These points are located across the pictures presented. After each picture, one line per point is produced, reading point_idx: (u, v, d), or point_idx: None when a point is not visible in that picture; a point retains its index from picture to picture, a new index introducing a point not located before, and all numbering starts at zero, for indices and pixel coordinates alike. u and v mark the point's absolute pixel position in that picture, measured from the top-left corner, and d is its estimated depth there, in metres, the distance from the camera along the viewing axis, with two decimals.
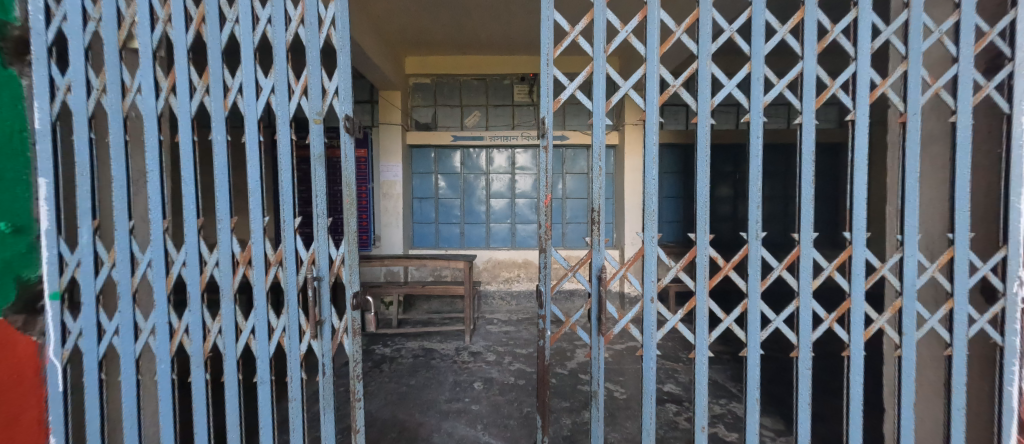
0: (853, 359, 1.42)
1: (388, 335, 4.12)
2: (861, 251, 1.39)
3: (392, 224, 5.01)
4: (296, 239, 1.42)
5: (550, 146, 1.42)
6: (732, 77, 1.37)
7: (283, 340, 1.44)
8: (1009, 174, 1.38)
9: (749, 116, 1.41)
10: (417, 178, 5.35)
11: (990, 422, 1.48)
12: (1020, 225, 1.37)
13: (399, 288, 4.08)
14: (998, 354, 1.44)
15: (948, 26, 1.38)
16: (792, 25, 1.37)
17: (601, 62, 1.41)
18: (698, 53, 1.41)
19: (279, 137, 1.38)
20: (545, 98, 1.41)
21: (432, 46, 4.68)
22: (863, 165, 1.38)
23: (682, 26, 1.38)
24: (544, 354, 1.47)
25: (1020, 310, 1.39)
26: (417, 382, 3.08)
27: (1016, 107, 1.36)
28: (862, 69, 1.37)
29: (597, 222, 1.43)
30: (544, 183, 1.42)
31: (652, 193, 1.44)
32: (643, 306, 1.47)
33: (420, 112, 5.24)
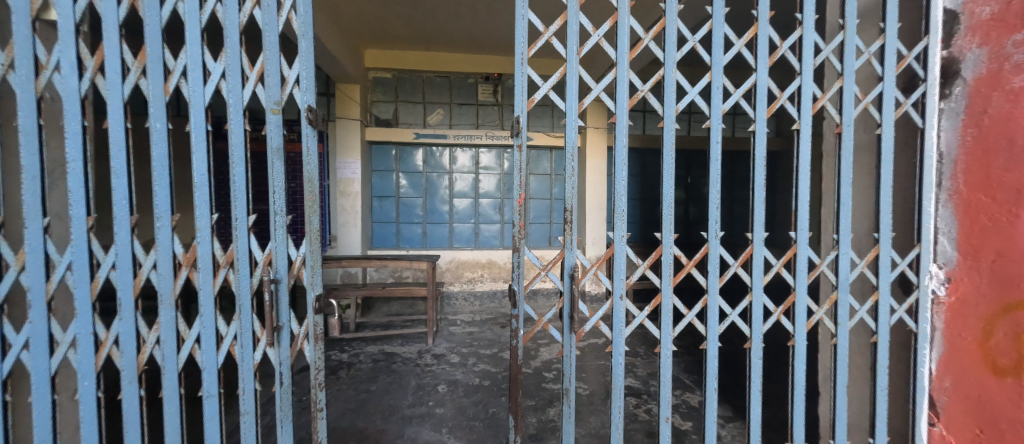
0: (797, 349, 1.54)
1: (346, 340, 4.03)
2: (804, 249, 1.50)
3: (348, 224, 4.88)
4: (249, 238, 1.38)
5: (523, 146, 1.45)
6: (695, 84, 1.44)
7: (233, 348, 1.39)
8: (923, 181, 1.54)
9: (710, 123, 1.49)
10: (377, 175, 5.25)
11: (905, 401, 1.64)
12: (931, 225, 1.53)
13: (357, 290, 3.98)
14: (913, 339, 1.61)
15: (875, 49, 1.52)
16: (747, 38, 1.47)
17: (574, 64, 1.45)
18: (665, 61, 1.48)
19: (231, 127, 1.33)
20: (519, 98, 1.43)
21: (393, 40, 4.64)
22: (807, 169, 1.49)
23: (650, 33, 1.45)
24: (517, 353, 1.50)
25: (932, 300, 1.55)
26: (378, 388, 3.04)
27: (928, 123, 1.53)
28: (806, 83, 1.48)
29: (569, 222, 1.47)
30: (517, 183, 1.45)
31: (622, 194, 1.49)
32: (613, 303, 1.53)
33: (380, 108, 5.17)
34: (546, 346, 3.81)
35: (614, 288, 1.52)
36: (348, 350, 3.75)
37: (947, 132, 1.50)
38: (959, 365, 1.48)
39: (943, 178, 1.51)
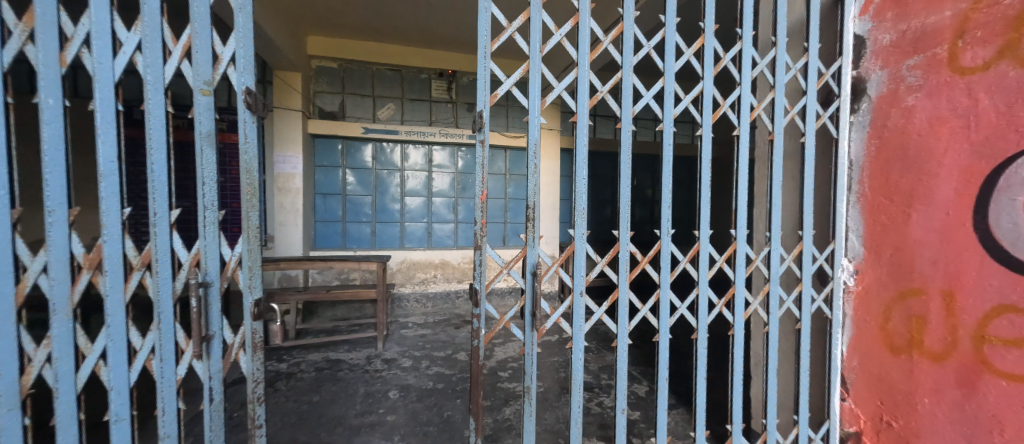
0: (736, 338, 1.66)
1: (286, 348, 3.86)
2: (743, 246, 1.61)
3: (288, 223, 4.67)
4: (172, 235, 1.28)
5: (486, 142, 1.46)
6: (650, 88, 1.51)
7: (150, 364, 1.28)
8: (836, 185, 1.75)
9: (663, 125, 1.57)
10: (321, 171, 5.06)
11: (822, 382, 1.83)
12: (844, 224, 1.75)
13: (298, 295, 3.83)
14: (828, 325, 1.80)
15: (800, 65, 1.67)
16: (695, 48, 1.56)
17: (537, 61, 1.48)
18: (622, 64, 1.55)
19: (150, 107, 1.23)
20: (481, 93, 1.45)
21: (340, 28, 4.53)
22: (744, 172, 1.61)
23: (609, 36, 1.51)
24: (479, 352, 1.52)
25: (845, 290, 1.77)
26: (323, 398, 2.95)
27: (841, 132, 1.73)
28: (745, 93, 1.60)
29: (532, 219, 1.51)
30: (480, 180, 1.47)
31: (582, 193, 1.55)
32: (573, 300, 1.58)
33: (325, 100, 4.96)
34: (500, 346, 3.85)
35: (574, 285, 1.58)
36: (288, 360, 3.59)
37: (856, 142, 1.73)
38: (865, 346, 1.72)
39: (854, 182, 1.74)
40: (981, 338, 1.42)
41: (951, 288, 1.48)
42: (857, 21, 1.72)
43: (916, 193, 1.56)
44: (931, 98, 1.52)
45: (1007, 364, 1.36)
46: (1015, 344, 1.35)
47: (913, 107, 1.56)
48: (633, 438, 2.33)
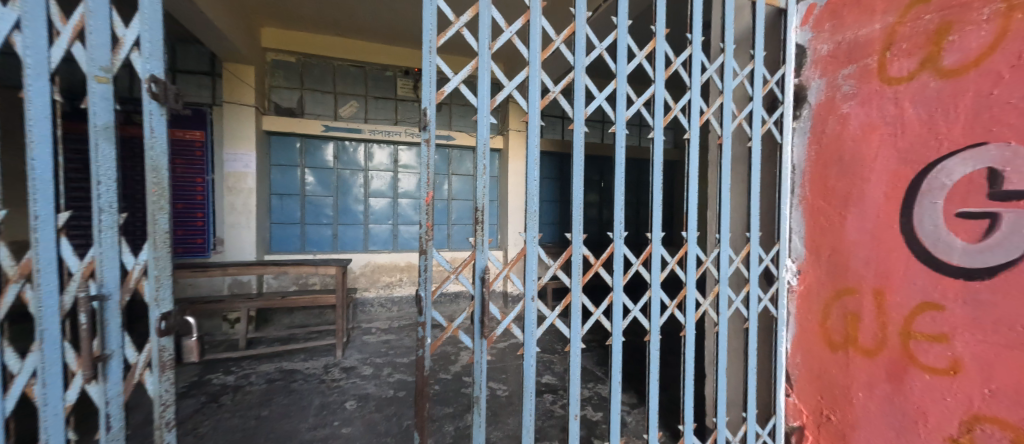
0: (687, 338, 1.71)
1: (234, 359, 3.67)
2: (693, 248, 1.66)
3: (239, 224, 4.43)
4: (61, 242, 1.13)
5: (431, 141, 1.44)
6: (602, 90, 1.53)
7: (32, 389, 1.12)
8: (780, 188, 1.84)
9: (615, 127, 1.61)
10: (278, 170, 4.86)
11: (768, 377, 1.92)
12: (788, 226, 1.85)
13: (249, 302, 3.65)
14: (774, 323, 1.89)
15: (747, 72, 1.75)
16: (647, 51, 1.60)
17: (486, 58, 1.47)
18: (575, 65, 1.56)
19: (29, 94, 1.07)
20: (427, 90, 1.41)
21: (295, 20, 4.35)
22: (695, 175, 1.67)
23: (561, 36, 1.51)
24: (424, 363, 1.49)
25: (788, 289, 1.87)
26: (273, 412, 2.81)
27: (784, 137, 1.83)
28: (695, 98, 1.64)
29: (480, 222, 1.48)
30: (426, 181, 1.46)
31: (534, 195, 1.55)
32: (525, 304, 1.57)
33: (282, 95, 4.79)
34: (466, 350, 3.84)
35: (526, 289, 1.57)
36: (235, 372, 3.42)
37: (798, 148, 1.83)
38: (807, 342, 1.81)
39: (796, 186, 1.84)
40: (908, 334, 1.52)
41: (881, 286, 1.59)
42: (799, 30, 1.82)
43: (852, 197, 1.66)
44: (864, 105, 1.63)
45: (931, 358, 1.47)
46: (937, 339, 1.45)
47: (847, 114, 1.67)
48: (594, 438, 2.36)
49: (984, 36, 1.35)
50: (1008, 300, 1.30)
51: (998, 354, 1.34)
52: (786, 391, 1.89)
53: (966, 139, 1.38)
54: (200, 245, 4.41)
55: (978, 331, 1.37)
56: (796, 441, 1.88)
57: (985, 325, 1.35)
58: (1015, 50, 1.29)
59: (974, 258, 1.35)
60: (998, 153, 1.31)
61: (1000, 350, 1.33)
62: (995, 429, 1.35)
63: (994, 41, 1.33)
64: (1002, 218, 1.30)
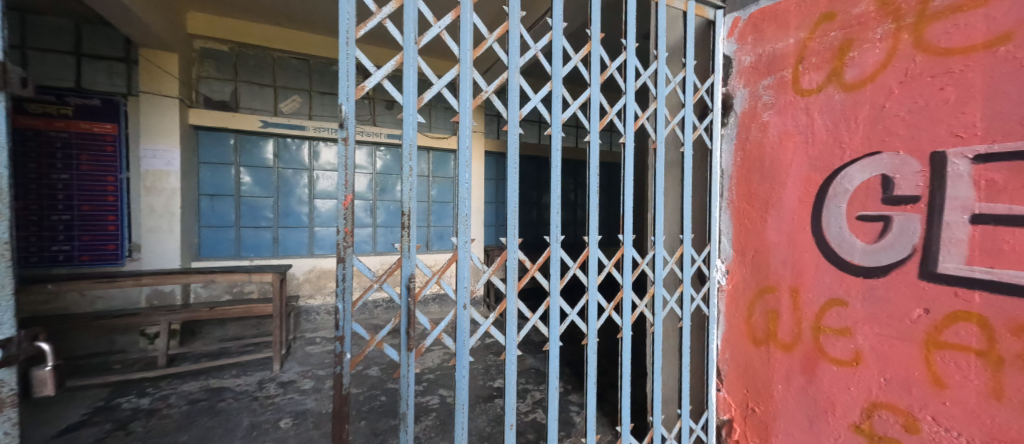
0: (624, 340, 1.77)
1: (151, 379, 3.36)
2: (631, 251, 1.75)
3: (160, 228, 4.10)
4: None
5: (350, 139, 1.37)
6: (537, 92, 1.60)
7: None
8: (711, 192, 1.95)
9: (551, 128, 1.68)
10: (208, 168, 4.52)
11: (701, 372, 2.02)
12: (717, 228, 1.95)
13: (170, 315, 3.36)
14: (706, 321, 1.99)
15: (679, 80, 1.83)
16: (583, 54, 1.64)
17: (412, 53, 1.45)
18: (509, 64, 1.68)
19: None
20: (344, 84, 1.36)
21: (228, 6, 4.09)
22: (631, 179, 1.72)
23: (493, 34, 1.63)
24: (342, 380, 1.43)
25: (718, 288, 1.97)
26: (194, 437, 2.60)
27: (713, 143, 1.93)
28: (629, 102, 1.71)
29: (406, 227, 1.47)
30: (344, 182, 1.37)
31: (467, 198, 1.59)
32: (458, 312, 1.63)
33: (212, 87, 4.43)
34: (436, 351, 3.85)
35: (458, 297, 1.63)
36: (151, 394, 3.12)
37: (726, 154, 1.93)
38: (734, 338, 1.93)
39: (724, 191, 1.95)
40: (820, 329, 1.66)
41: (797, 284, 1.72)
42: (726, 41, 1.93)
43: (771, 201, 1.79)
44: (780, 114, 1.76)
45: (838, 351, 1.62)
46: (842, 333, 1.60)
47: (767, 122, 1.79)
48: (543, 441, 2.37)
49: (878, 54, 1.51)
50: (899, 295, 1.45)
51: (893, 345, 1.48)
52: (716, 386, 1.99)
53: (864, 147, 1.53)
54: (112, 252, 4.02)
55: (876, 325, 1.52)
56: (727, 435, 1.98)
57: (881, 319, 1.51)
58: (902, 68, 1.46)
59: (872, 258, 1.50)
60: (889, 161, 1.47)
61: (893, 342, 1.48)
62: (890, 415, 1.50)
63: (885, 59, 1.49)
64: (892, 221, 1.45)
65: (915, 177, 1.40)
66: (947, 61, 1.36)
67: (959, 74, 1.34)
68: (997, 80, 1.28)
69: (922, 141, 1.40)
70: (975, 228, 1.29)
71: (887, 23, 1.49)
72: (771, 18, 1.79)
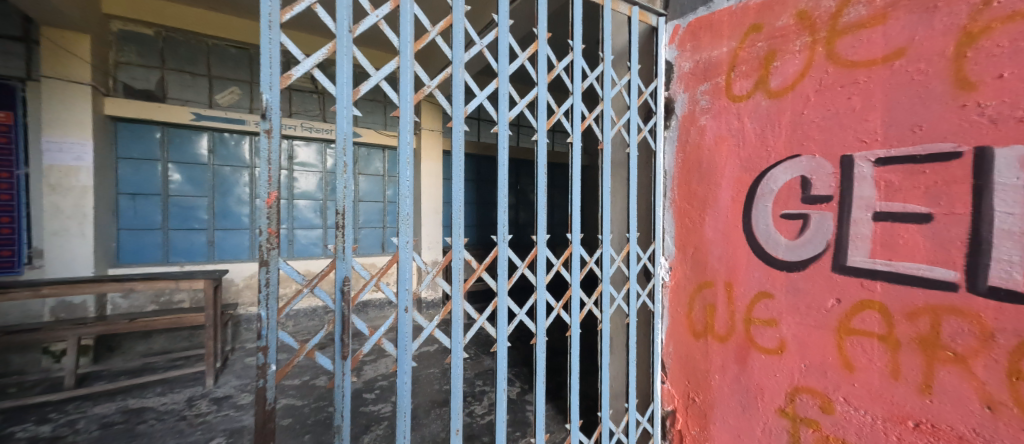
0: (574, 338, 1.90)
1: (56, 402, 3.02)
2: (578, 249, 1.89)
3: (65, 231, 3.74)
4: None
5: (273, 131, 1.30)
6: (483, 91, 1.87)
7: None
8: (655, 192, 2.03)
9: (498, 126, 1.93)
10: (126, 163, 4.34)
11: (648, 367, 2.10)
12: (661, 227, 2.04)
13: (81, 329, 3.02)
14: (651, 317, 2.06)
15: (624, 82, 1.90)
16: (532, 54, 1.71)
17: (346, 42, 1.42)
18: (454, 60, 1.77)
19: None
20: (265, 70, 1.29)
21: None
22: (578, 182, 1.90)
23: (437, 29, 1.67)
24: (266, 393, 1.35)
25: (663, 285, 2.05)
26: None
27: (656, 144, 2.02)
28: (577, 103, 1.87)
29: (340, 227, 1.44)
30: (270, 179, 1.31)
31: (407, 198, 1.59)
32: (398, 316, 1.63)
33: (133, 75, 4.26)
34: (383, 359, 3.71)
35: (399, 300, 1.62)
36: (55, 419, 2.80)
37: (668, 155, 2.02)
38: (677, 332, 2.01)
39: (667, 190, 2.03)
40: (749, 321, 1.77)
41: (731, 279, 1.82)
42: (668, 47, 2.02)
43: (708, 200, 1.88)
44: (717, 118, 1.86)
45: (765, 340, 1.73)
46: (769, 324, 1.72)
47: (705, 126, 1.89)
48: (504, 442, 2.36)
49: (797, 64, 1.64)
50: (819, 287, 1.57)
51: (813, 334, 1.61)
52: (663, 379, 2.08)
53: (786, 151, 1.66)
54: (8, 259, 3.67)
55: (798, 315, 1.64)
56: (671, 425, 2.07)
57: (802, 309, 1.63)
58: (818, 78, 1.59)
59: (794, 253, 1.63)
60: (807, 163, 1.60)
61: (813, 330, 1.60)
62: (810, 398, 1.63)
63: (804, 68, 1.62)
64: (811, 219, 1.58)
65: (829, 178, 1.54)
66: (853, 72, 1.50)
67: (865, 85, 1.48)
68: (895, 91, 1.42)
69: (835, 145, 1.53)
70: (877, 224, 1.44)
71: (806, 36, 1.62)
72: (706, 27, 1.89)
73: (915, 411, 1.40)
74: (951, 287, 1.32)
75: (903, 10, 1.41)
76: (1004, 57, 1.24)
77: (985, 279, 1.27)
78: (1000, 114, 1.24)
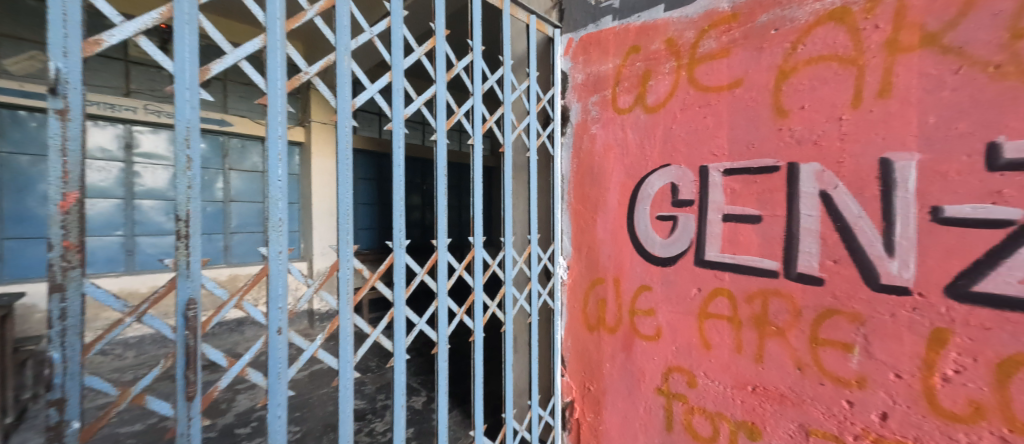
0: (476, 343, 1.94)
1: None
2: (480, 251, 1.91)
3: None
4: None
5: (70, 112, 1.04)
6: (373, 83, 1.77)
7: None
8: (555, 194, 2.25)
9: (393, 124, 1.91)
10: None
11: (548, 361, 2.32)
12: (559, 229, 2.26)
13: None
14: (552, 315, 2.30)
15: (524, 88, 2.05)
16: (427, 49, 1.90)
17: (191, 7, 1.22)
18: (337, 46, 1.64)
19: None
20: (54, 28, 1.03)
21: None
22: (479, 179, 1.98)
23: (316, 9, 1.53)
24: None
25: (562, 283, 2.28)
26: None
27: (554, 149, 2.24)
28: (477, 103, 1.90)
29: (184, 237, 1.23)
30: (65, 176, 1.05)
31: (280, 199, 1.41)
32: (268, 339, 1.43)
33: None
34: (243, 393, 3.35)
35: (268, 323, 1.43)
36: None
37: (564, 159, 2.25)
38: (575, 328, 2.23)
39: (565, 193, 2.25)
40: (634, 312, 2.01)
41: (619, 274, 2.06)
42: (563, 58, 2.25)
43: (597, 205, 2.13)
44: (605, 127, 2.11)
45: (646, 328, 1.98)
46: (648, 313, 1.96)
47: (595, 134, 2.14)
48: None
49: (667, 84, 1.90)
50: (685, 278, 1.84)
51: (681, 320, 1.86)
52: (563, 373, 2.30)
53: (660, 160, 1.92)
54: None
55: (670, 304, 1.89)
56: (570, 415, 2.29)
57: (673, 299, 1.88)
58: (682, 99, 1.85)
59: (668, 249, 1.89)
60: (675, 171, 1.86)
61: (681, 316, 1.86)
62: (680, 376, 1.89)
63: (672, 89, 1.88)
64: (679, 220, 1.84)
65: (691, 185, 1.81)
66: (707, 96, 1.79)
67: (716, 107, 1.77)
68: (736, 113, 1.72)
69: (695, 158, 1.81)
70: (726, 224, 1.73)
71: (672, 61, 1.88)
72: (595, 43, 2.13)
73: (753, 377, 1.70)
74: (773, 275, 1.63)
75: (741, 47, 1.71)
76: (805, 92, 1.57)
77: (795, 266, 1.58)
78: (803, 136, 1.56)
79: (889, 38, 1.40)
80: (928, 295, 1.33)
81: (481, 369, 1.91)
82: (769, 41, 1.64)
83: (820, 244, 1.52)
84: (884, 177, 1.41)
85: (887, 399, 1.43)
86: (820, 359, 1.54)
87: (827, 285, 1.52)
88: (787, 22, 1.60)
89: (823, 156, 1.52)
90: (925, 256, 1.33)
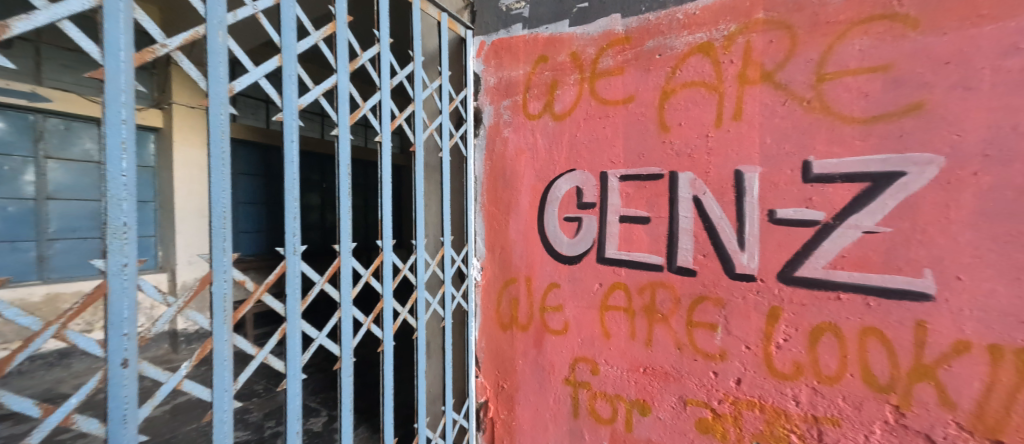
0: (386, 353, 1.83)
1: None
2: (389, 256, 1.81)
3: None
4: None
5: None
6: (258, 66, 1.50)
7: None
8: (470, 195, 2.27)
9: (284, 116, 1.66)
10: None
11: (462, 363, 2.32)
12: (473, 230, 2.28)
13: None
14: (466, 318, 2.30)
15: (435, 86, 1.98)
16: (326, 34, 1.70)
17: None
18: (207, 17, 1.30)
19: None
20: None
21: None
22: (389, 177, 1.86)
23: None
24: None
25: (476, 285, 2.30)
26: None
27: (467, 150, 2.26)
28: (385, 99, 1.80)
29: None
30: None
31: (127, 198, 1.08)
32: (107, 373, 1.08)
33: None
34: None
35: (108, 356, 1.08)
36: None
37: (478, 161, 2.28)
38: (490, 328, 2.26)
39: (478, 195, 2.28)
40: (544, 309, 2.12)
41: (530, 274, 2.14)
42: (475, 60, 2.26)
43: (510, 206, 2.19)
44: (516, 131, 2.18)
45: (555, 323, 2.09)
46: (557, 310, 2.08)
47: (507, 137, 2.19)
48: None
49: (572, 95, 2.04)
50: (589, 275, 1.99)
51: (587, 314, 2.02)
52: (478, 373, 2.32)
53: (566, 165, 2.05)
54: None
55: (577, 300, 2.03)
56: (484, 415, 2.33)
57: (579, 295, 2.02)
58: (585, 109, 2.01)
59: (574, 248, 2.02)
60: (581, 176, 2.01)
61: (587, 310, 2.01)
62: (585, 365, 2.04)
63: (576, 100, 2.03)
64: (583, 221, 1.99)
65: (594, 189, 1.97)
66: (607, 109, 1.95)
67: (613, 119, 1.94)
68: (630, 126, 1.90)
69: (597, 164, 1.97)
70: (622, 225, 1.91)
71: (576, 74, 2.02)
72: (506, 48, 2.18)
73: (643, 360, 1.90)
74: (659, 268, 1.83)
75: (632, 66, 1.89)
76: (681, 111, 1.79)
77: (675, 260, 1.80)
78: (681, 149, 1.79)
79: (740, 72, 1.67)
80: (767, 281, 1.63)
81: (393, 379, 1.80)
82: (654, 65, 1.84)
83: (694, 241, 1.76)
84: (737, 185, 1.68)
85: (740, 367, 1.71)
86: (695, 340, 1.78)
87: (697, 275, 1.76)
88: (668, 49, 1.81)
89: (696, 167, 1.76)
90: (765, 250, 1.63)
